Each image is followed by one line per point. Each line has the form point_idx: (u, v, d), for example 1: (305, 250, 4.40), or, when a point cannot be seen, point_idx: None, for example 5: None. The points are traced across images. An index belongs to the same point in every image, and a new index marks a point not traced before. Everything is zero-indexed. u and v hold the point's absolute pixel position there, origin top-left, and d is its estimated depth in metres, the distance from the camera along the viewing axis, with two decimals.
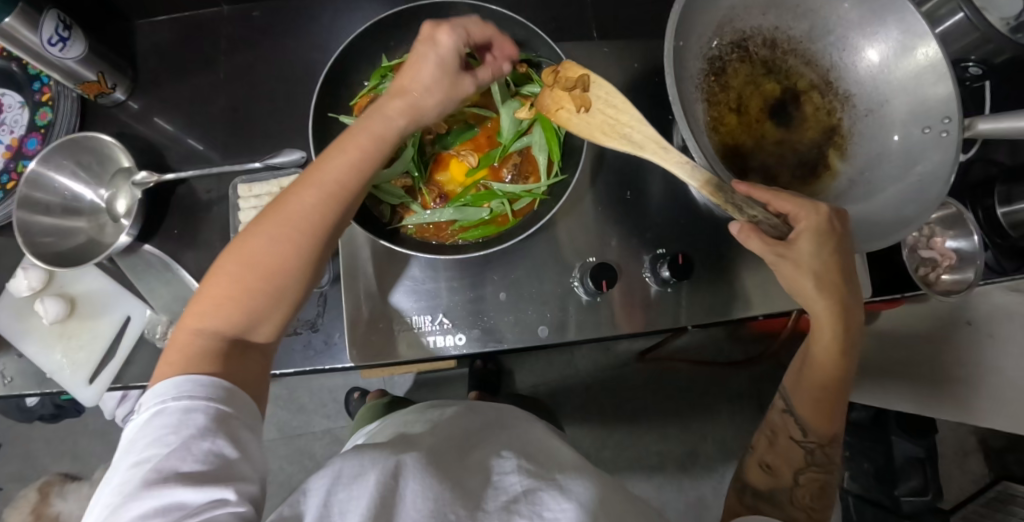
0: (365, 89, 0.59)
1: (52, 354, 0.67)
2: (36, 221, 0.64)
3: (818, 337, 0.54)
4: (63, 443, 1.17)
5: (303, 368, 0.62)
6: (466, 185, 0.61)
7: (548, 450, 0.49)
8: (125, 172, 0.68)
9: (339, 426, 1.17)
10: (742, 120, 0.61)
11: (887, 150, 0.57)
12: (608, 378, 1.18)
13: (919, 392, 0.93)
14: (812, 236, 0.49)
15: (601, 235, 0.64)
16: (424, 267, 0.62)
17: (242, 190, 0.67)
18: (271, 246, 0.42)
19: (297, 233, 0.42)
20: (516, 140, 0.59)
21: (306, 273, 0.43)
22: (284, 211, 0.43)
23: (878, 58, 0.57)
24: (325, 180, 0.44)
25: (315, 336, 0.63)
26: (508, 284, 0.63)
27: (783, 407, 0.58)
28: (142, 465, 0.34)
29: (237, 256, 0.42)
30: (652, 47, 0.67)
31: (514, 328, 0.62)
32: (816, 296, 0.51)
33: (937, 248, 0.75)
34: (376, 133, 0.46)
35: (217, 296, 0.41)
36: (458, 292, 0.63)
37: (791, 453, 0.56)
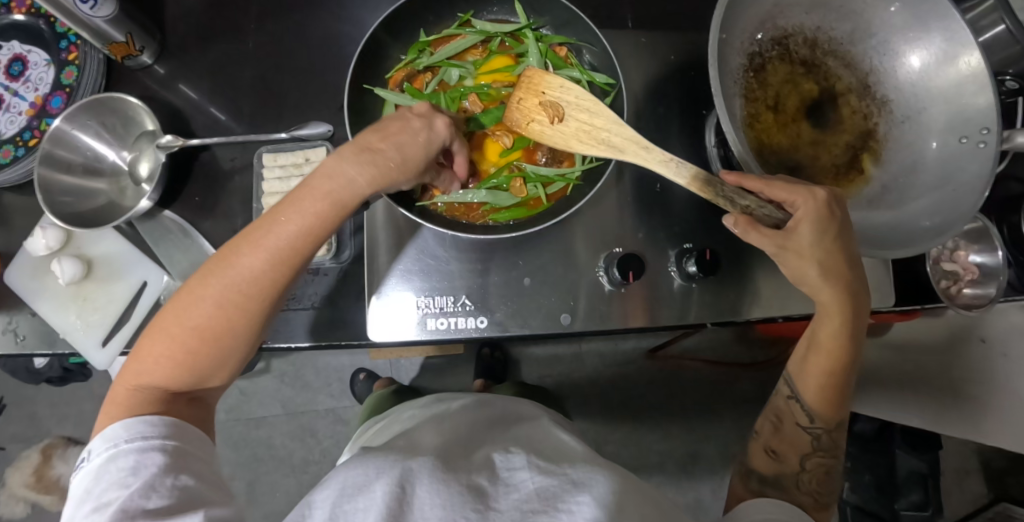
0: (402, 63, 0.59)
1: (66, 315, 0.67)
2: (56, 180, 0.64)
3: (825, 323, 0.52)
4: (68, 407, 1.17)
5: (319, 342, 0.62)
6: (500, 165, 0.60)
7: (553, 445, 0.49)
8: (149, 136, 0.68)
9: (342, 406, 1.16)
10: (778, 119, 0.60)
11: (923, 158, 0.56)
12: (613, 375, 1.17)
13: (929, 409, 0.93)
14: (812, 225, 0.47)
15: (626, 227, 0.64)
16: (445, 249, 0.62)
17: (268, 160, 0.66)
18: (210, 315, 0.42)
19: (239, 302, 0.42)
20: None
21: (250, 336, 0.44)
22: (224, 273, 0.42)
23: (919, 65, 0.56)
24: (268, 252, 0.42)
25: (332, 312, 0.62)
26: (530, 269, 0.62)
27: (788, 393, 0.56)
28: (103, 508, 0.36)
29: (180, 319, 0.42)
30: (688, 41, 0.66)
31: (533, 316, 0.62)
32: (824, 295, 0.50)
33: (960, 261, 0.74)
34: (325, 196, 0.44)
35: (160, 356, 0.42)
36: (478, 277, 0.62)
37: (798, 438, 0.55)
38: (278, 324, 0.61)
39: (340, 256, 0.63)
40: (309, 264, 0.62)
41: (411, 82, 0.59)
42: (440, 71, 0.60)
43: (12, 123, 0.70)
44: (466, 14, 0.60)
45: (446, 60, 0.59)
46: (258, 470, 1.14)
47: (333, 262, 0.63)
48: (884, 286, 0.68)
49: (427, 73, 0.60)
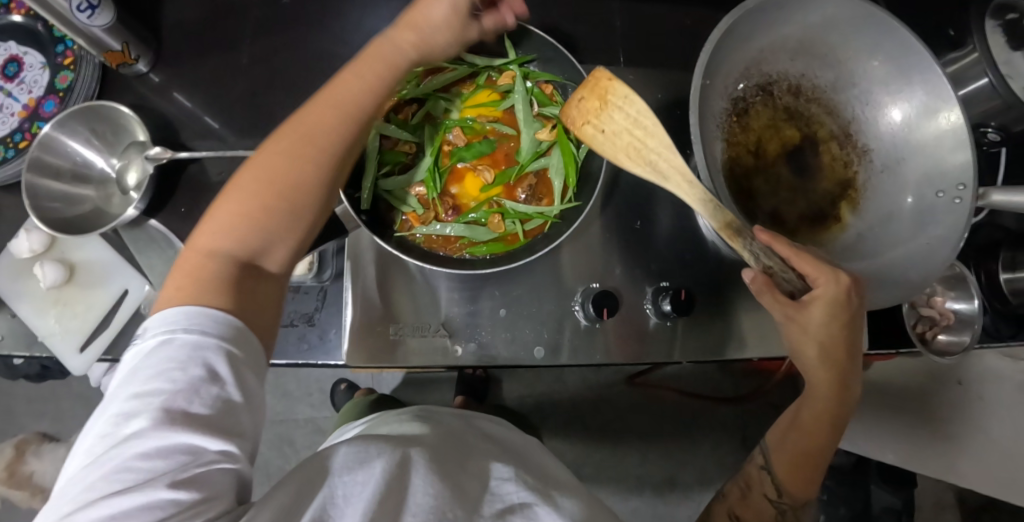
0: None
1: (45, 318, 0.66)
2: (41, 186, 0.64)
3: (812, 401, 0.54)
4: (46, 403, 1.17)
5: (295, 360, 0.62)
6: (482, 200, 0.60)
7: (533, 461, 0.50)
8: (139, 146, 0.68)
9: (321, 416, 1.16)
10: (759, 162, 0.61)
11: (899, 210, 0.57)
12: (594, 397, 1.17)
13: (906, 445, 0.94)
14: (824, 306, 0.48)
15: (606, 260, 0.64)
16: (425, 274, 0.63)
17: None
18: (299, 165, 0.45)
19: (319, 153, 0.46)
20: (533, 161, 0.59)
21: (320, 195, 0.46)
22: (308, 125, 0.47)
23: (901, 118, 0.57)
24: (338, 103, 0.48)
25: (310, 330, 0.62)
26: (508, 299, 0.63)
27: (763, 462, 0.58)
28: (146, 398, 0.35)
29: (255, 176, 0.44)
30: (677, 79, 0.68)
31: (510, 345, 0.62)
32: (809, 362, 0.52)
33: (937, 307, 0.74)
34: (391, 65, 0.50)
35: (241, 210, 0.43)
36: (458, 303, 0.63)
37: (762, 510, 0.56)
38: None
39: (321, 276, 0.63)
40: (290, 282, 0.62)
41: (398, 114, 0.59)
42: (425, 103, 0.59)
43: (4, 124, 0.71)
44: None
45: (432, 91, 0.59)
46: None
47: (314, 280, 0.63)
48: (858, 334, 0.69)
49: (412, 103, 0.59)
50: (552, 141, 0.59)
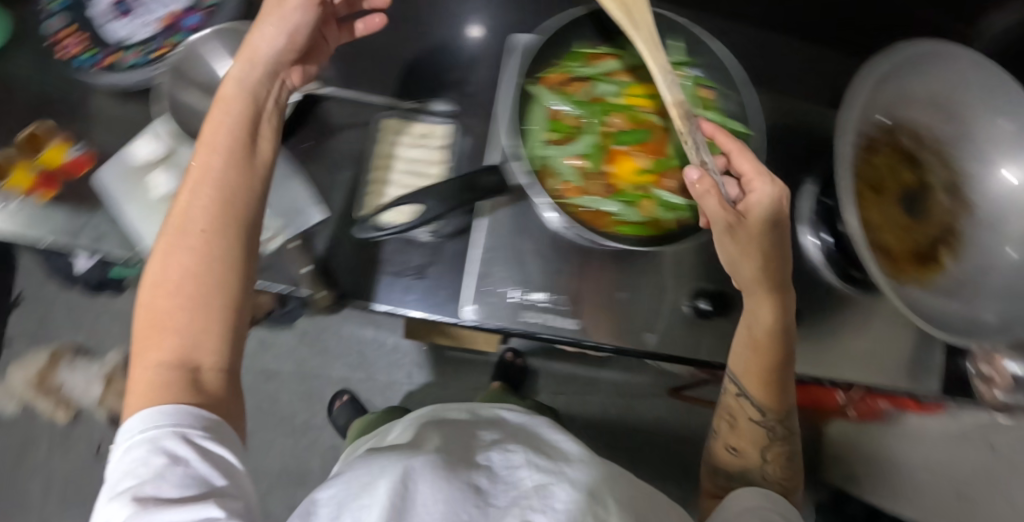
0: (557, 63, 0.53)
1: (152, 226, 0.64)
2: (178, 96, 0.65)
3: (758, 320, 0.50)
4: (85, 318, 1.18)
5: (398, 309, 0.60)
6: (634, 184, 0.53)
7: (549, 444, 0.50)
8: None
9: (352, 378, 1.16)
10: (875, 196, 0.64)
11: (998, 264, 0.59)
12: (624, 406, 1.17)
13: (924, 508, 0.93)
14: (764, 210, 0.47)
15: (719, 264, 0.64)
16: (545, 242, 0.60)
17: (387, 125, 0.63)
18: (219, 252, 0.36)
19: (222, 200, 0.38)
20: (688, 158, 0.54)
21: (237, 251, 0.37)
22: (197, 170, 0.39)
23: (1014, 178, 0.59)
24: (207, 153, 0.40)
25: (415, 282, 0.61)
26: (624, 284, 0.60)
27: (736, 392, 0.55)
28: (117, 504, 0.30)
29: (160, 266, 0.36)
30: (796, 108, 0.71)
31: (629, 327, 0.59)
32: (728, 247, 0.48)
33: (994, 365, 0.73)
34: (226, 100, 0.43)
35: (180, 320, 0.34)
36: (568, 281, 0.59)
37: (754, 433, 0.55)
38: (359, 284, 0.61)
39: (439, 231, 0.61)
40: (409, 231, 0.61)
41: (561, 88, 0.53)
42: (590, 83, 0.54)
43: (140, 31, 0.71)
44: (627, 36, 0.56)
45: (601, 71, 0.54)
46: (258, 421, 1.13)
47: (429, 235, 0.61)
48: (929, 362, 0.66)
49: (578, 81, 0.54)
50: (706, 143, 0.55)
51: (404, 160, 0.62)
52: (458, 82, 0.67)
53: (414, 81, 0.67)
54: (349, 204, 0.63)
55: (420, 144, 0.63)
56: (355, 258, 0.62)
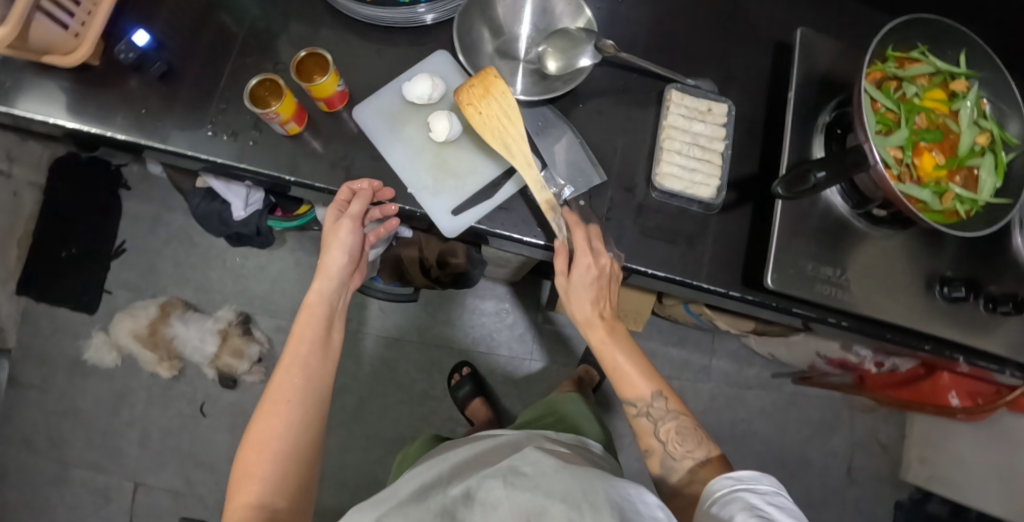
0: (876, 65, 0.58)
1: (420, 170, 0.65)
2: (477, 39, 0.65)
3: (595, 335, 0.61)
4: (194, 270, 1.14)
5: (674, 275, 0.63)
6: (932, 178, 0.58)
7: (533, 460, 0.51)
8: (569, 37, 0.64)
9: (470, 351, 1.14)
10: None
11: None
12: (732, 397, 1.20)
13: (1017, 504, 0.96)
14: (592, 271, 0.59)
15: (958, 255, 0.67)
16: (818, 217, 0.63)
17: (675, 97, 0.64)
18: (296, 416, 0.56)
19: (298, 400, 0.56)
20: (972, 158, 0.59)
21: (301, 411, 0.56)
22: (288, 372, 0.57)
23: None
24: (297, 340, 0.60)
25: (680, 250, 0.63)
26: (882, 264, 0.64)
27: (638, 411, 0.60)
28: None
29: (245, 470, 0.53)
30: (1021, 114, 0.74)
31: (887, 305, 0.63)
32: (590, 314, 0.61)
33: None
34: (330, 275, 0.63)
35: (281, 450, 0.54)
36: (837, 260, 0.62)
37: (644, 427, 0.59)
38: (637, 249, 0.63)
39: (711, 205, 0.64)
40: (688, 201, 0.63)
41: (879, 85, 0.59)
42: (902, 82, 0.59)
43: None
44: (925, 46, 0.60)
45: (909, 76, 0.59)
46: (374, 388, 1.12)
47: (699, 208, 0.64)
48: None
49: (890, 82, 0.59)
50: (990, 146, 0.60)
51: (692, 132, 0.63)
52: (724, 66, 0.69)
53: (675, 58, 0.69)
54: (628, 170, 0.65)
55: (700, 119, 0.64)
56: (633, 223, 0.63)
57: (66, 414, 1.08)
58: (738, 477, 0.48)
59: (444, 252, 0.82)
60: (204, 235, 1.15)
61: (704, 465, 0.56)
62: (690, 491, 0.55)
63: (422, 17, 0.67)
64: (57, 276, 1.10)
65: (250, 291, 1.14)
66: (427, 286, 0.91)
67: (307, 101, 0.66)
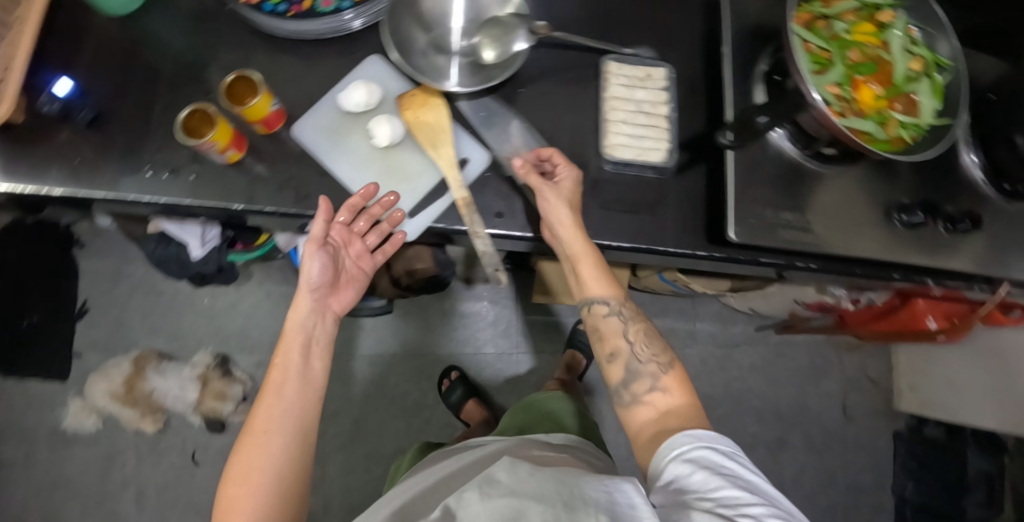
0: (802, 7, 0.59)
1: (370, 179, 0.63)
2: (409, 38, 0.64)
3: (573, 246, 0.57)
4: (163, 318, 1.10)
5: (640, 243, 0.62)
6: (874, 108, 0.59)
7: (508, 465, 0.50)
8: (500, 24, 0.62)
9: (457, 355, 1.13)
10: None
11: None
12: (721, 357, 1.21)
13: (1006, 412, 1.00)
14: (567, 189, 0.58)
15: (907, 179, 0.69)
16: (770, 166, 0.63)
17: (613, 67, 0.64)
18: (279, 448, 0.54)
19: (286, 428, 0.55)
20: (910, 84, 0.60)
21: (288, 439, 0.55)
22: (273, 405, 0.55)
23: None
24: (285, 366, 0.58)
25: (646, 216, 0.63)
26: (839, 201, 0.65)
27: (605, 314, 0.59)
28: None
29: (229, 502, 0.51)
30: None
31: (847, 240, 0.64)
32: (569, 221, 0.56)
33: None
34: (306, 296, 0.61)
35: (266, 481, 0.52)
36: (792, 203, 0.62)
37: (612, 331, 0.59)
38: (599, 223, 0.62)
39: (665, 168, 0.64)
40: (644, 166, 0.63)
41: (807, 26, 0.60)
42: (830, 21, 0.60)
43: None
44: None
45: (838, 12, 0.60)
46: (365, 407, 1.10)
47: (654, 174, 0.64)
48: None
49: (818, 21, 0.60)
50: (925, 71, 0.61)
51: (635, 101, 0.63)
52: (661, 30, 0.69)
53: (610, 31, 0.68)
54: (579, 147, 0.64)
55: (642, 86, 0.64)
56: (590, 197, 0.63)
57: (52, 488, 1.04)
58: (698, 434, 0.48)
59: (410, 259, 0.81)
60: (168, 281, 1.11)
61: (668, 373, 0.56)
62: (647, 399, 0.55)
63: (350, 25, 0.66)
64: (22, 347, 1.06)
65: (224, 330, 1.11)
66: (399, 295, 0.89)
67: (246, 127, 0.64)
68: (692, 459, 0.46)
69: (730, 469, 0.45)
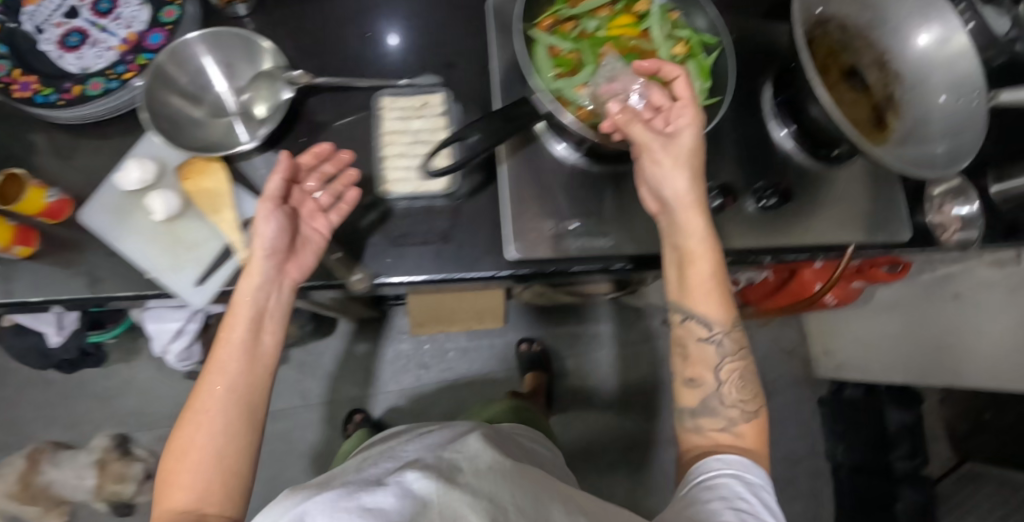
0: (547, 12, 0.58)
1: (158, 253, 0.62)
2: (165, 103, 0.60)
3: (684, 207, 0.51)
4: (58, 408, 1.08)
5: (437, 275, 0.61)
6: None
7: (471, 456, 0.53)
8: (268, 75, 0.63)
9: (364, 396, 1.14)
10: (829, 82, 0.70)
11: (933, 110, 0.70)
12: (627, 354, 1.28)
13: (923, 362, 1.10)
14: (689, 116, 0.50)
15: (709, 167, 0.69)
16: (558, 178, 0.63)
17: (386, 102, 0.63)
18: (223, 422, 0.47)
19: (234, 395, 0.48)
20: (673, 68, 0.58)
21: (233, 410, 0.48)
22: (216, 374, 0.48)
23: (927, 42, 0.71)
24: (229, 338, 0.50)
25: (445, 246, 0.62)
26: (639, 200, 0.64)
27: (701, 306, 0.52)
28: None
29: (175, 483, 0.44)
30: (744, 19, 0.76)
31: (652, 236, 0.62)
32: (685, 193, 0.50)
33: (945, 214, 0.84)
34: (252, 270, 0.52)
35: (206, 453, 0.46)
36: (585, 210, 0.62)
37: (730, 330, 0.53)
38: (392, 261, 0.61)
39: (454, 194, 0.63)
40: (429, 195, 0.62)
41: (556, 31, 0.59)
42: (579, 21, 0.59)
43: (100, 57, 0.66)
44: None
45: (585, 11, 0.59)
46: (277, 464, 1.09)
47: (444, 201, 0.63)
48: (890, 214, 0.70)
49: (567, 24, 0.59)
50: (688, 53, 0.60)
51: (410, 132, 0.62)
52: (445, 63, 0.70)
53: (392, 68, 0.68)
54: (365, 188, 0.63)
55: (417, 116, 0.63)
56: (381, 237, 0.62)
57: None
58: (727, 461, 0.49)
59: None
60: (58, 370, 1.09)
61: (748, 421, 0.53)
62: (711, 435, 0.52)
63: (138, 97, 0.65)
64: None
65: (121, 410, 1.09)
66: None
67: (30, 221, 0.63)
68: (709, 493, 0.46)
69: (749, 508, 0.45)
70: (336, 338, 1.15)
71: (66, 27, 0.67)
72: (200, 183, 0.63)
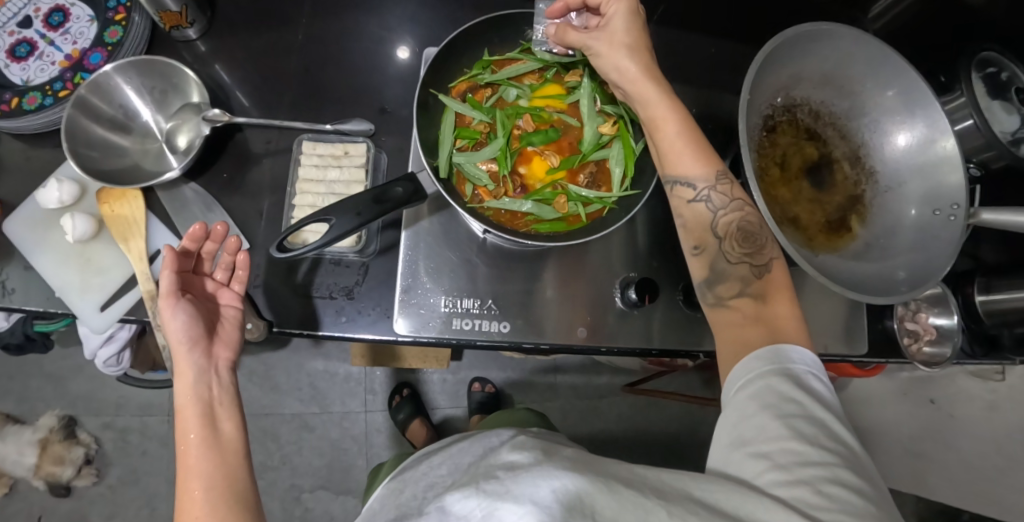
0: (465, 76, 0.58)
1: (66, 272, 0.62)
2: (84, 129, 0.61)
3: (647, 96, 0.51)
4: (12, 383, 1.11)
5: (333, 333, 0.59)
6: (545, 181, 0.58)
7: (471, 450, 0.46)
8: (192, 108, 0.65)
9: (309, 412, 1.14)
10: (784, 175, 0.64)
11: (902, 223, 0.61)
12: (584, 408, 1.22)
13: (893, 466, 1.05)
14: (622, 12, 0.51)
15: (641, 252, 0.65)
16: (471, 251, 0.61)
17: (307, 146, 0.64)
18: (214, 507, 0.45)
19: (209, 481, 0.46)
20: (591, 152, 0.58)
21: (213, 496, 0.45)
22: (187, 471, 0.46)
23: (905, 143, 0.62)
24: (183, 437, 0.48)
25: (348, 304, 0.59)
26: (555, 282, 0.62)
27: (692, 198, 0.52)
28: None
29: None
30: (708, 97, 0.71)
31: (557, 322, 0.61)
32: (631, 68, 0.51)
33: (921, 322, 0.78)
34: (183, 366, 0.51)
35: None
36: (494, 287, 0.61)
37: (699, 216, 0.52)
38: (291, 314, 0.59)
39: (364, 250, 0.60)
40: (333, 253, 0.59)
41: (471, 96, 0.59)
42: (499, 89, 0.59)
43: (42, 71, 0.65)
44: (527, 42, 0.59)
45: (507, 80, 0.58)
46: None
47: (355, 255, 0.60)
48: (856, 328, 0.72)
49: (487, 89, 0.59)
50: (613, 135, 0.58)
51: (328, 183, 0.62)
52: (385, 113, 0.69)
53: (330, 116, 0.69)
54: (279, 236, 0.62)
55: (336, 164, 0.63)
56: (284, 286, 0.59)
57: None
58: (761, 354, 0.45)
59: None
60: None
61: (761, 277, 0.50)
62: (734, 305, 0.50)
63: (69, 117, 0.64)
64: None
65: (73, 394, 1.12)
66: None
67: None
68: (752, 403, 0.43)
69: (800, 411, 0.41)
70: (288, 351, 1.15)
71: (16, 37, 0.66)
72: (113, 211, 0.61)
